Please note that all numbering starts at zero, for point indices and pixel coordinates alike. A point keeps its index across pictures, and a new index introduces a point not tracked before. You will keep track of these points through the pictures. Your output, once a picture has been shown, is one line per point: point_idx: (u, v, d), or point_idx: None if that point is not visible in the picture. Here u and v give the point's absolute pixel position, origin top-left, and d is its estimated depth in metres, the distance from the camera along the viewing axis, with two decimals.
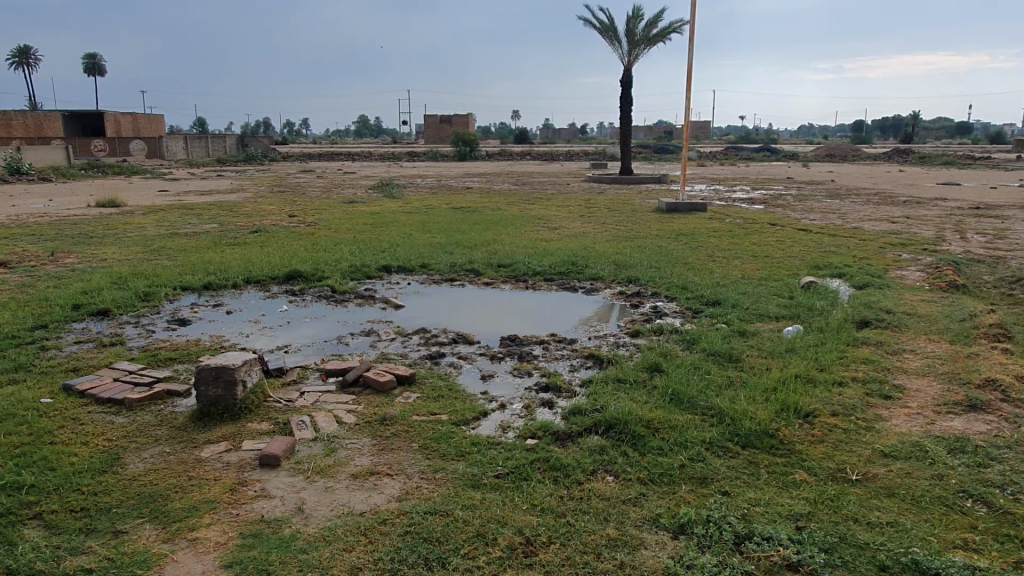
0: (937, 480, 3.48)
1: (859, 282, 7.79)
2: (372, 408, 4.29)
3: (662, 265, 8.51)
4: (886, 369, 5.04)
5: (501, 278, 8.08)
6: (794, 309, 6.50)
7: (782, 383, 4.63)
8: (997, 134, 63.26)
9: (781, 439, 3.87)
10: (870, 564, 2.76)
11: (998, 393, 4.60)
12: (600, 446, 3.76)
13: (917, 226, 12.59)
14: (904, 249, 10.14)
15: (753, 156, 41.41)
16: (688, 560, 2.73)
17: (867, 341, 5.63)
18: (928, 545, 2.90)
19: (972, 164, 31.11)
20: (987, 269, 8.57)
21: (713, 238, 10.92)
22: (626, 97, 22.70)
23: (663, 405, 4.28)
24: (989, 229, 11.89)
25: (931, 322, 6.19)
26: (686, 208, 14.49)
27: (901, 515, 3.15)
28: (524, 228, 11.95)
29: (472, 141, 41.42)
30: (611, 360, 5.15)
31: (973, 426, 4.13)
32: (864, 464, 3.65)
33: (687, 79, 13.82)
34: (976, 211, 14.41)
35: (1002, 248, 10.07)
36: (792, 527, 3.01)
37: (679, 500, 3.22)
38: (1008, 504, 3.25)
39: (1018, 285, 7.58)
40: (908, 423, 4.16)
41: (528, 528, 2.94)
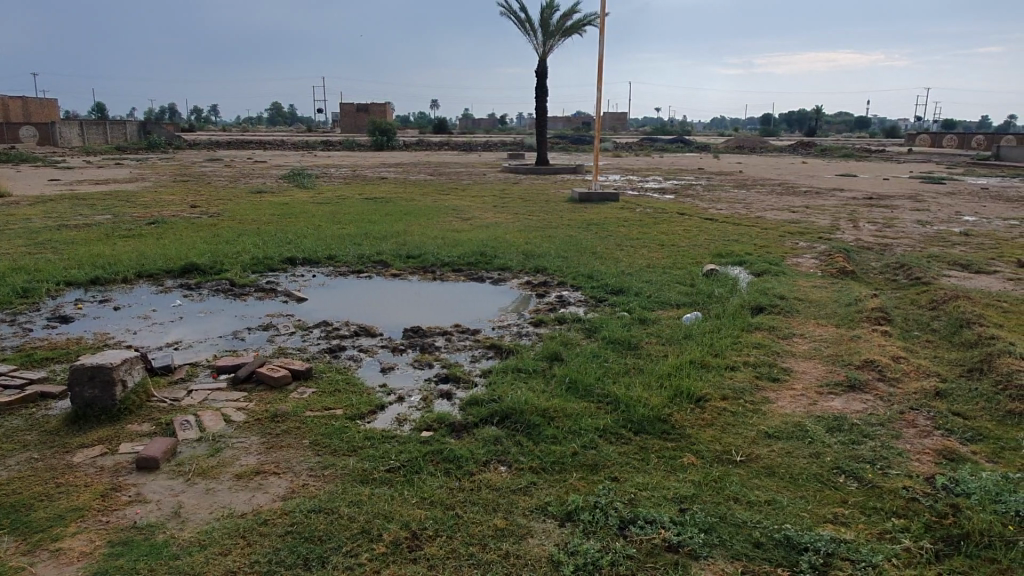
0: (814, 458, 3.64)
1: (758, 270, 8.07)
2: (264, 404, 4.15)
3: (570, 255, 8.59)
4: (776, 353, 5.24)
5: (409, 269, 7.99)
6: (693, 296, 6.68)
7: (677, 369, 4.75)
8: (892, 129, 66.80)
9: (673, 424, 3.96)
10: (746, 542, 2.86)
11: (875, 373, 4.86)
12: (495, 436, 3.75)
13: (815, 215, 13.17)
14: (802, 237, 10.58)
15: (666, 147, 42.36)
16: (571, 547, 2.76)
17: (760, 327, 5.84)
18: (801, 521, 3.03)
19: (868, 157, 32.79)
20: (874, 256, 9.05)
21: (623, 227, 11.11)
22: (541, 88, 22.83)
23: (560, 393, 4.32)
24: (879, 218, 12.57)
25: (820, 307, 6.48)
26: (599, 198, 14.70)
27: (779, 493, 3.27)
28: (436, 219, 11.83)
29: (389, 130, 40.39)
30: (513, 350, 5.16)
31: (851, 405, 4.34)
32: (748, 445, 3.77)
33: (599, 70, 14.02)
34: (869, 201, 15.19)
35: (889, 236, 10.65)
36: (675, 509, 3.08)
37: (569, 488, 3.25)
38: (877, 478, 3.43)
39: (901, 271, 8.04)
40: (792, 404, 4.34)
41: (415, 522, 2.90)
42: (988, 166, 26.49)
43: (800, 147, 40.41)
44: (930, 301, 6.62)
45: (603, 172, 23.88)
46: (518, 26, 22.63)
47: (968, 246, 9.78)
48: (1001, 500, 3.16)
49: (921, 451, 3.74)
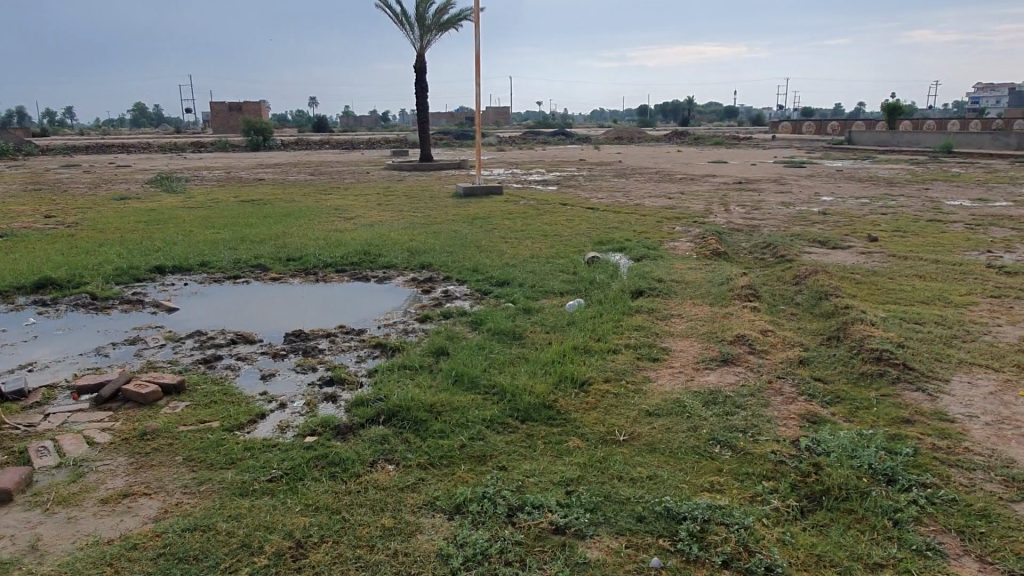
0: (691, 431, 3.80)
1: (637, 255, 8.33)
2: (131, 423, 3.90)
3: (455, 250, 8.58)
4: (655, 334, 5.44)
5: (289, 272, 7.72)
6: (576, 284, 6.83)
7: (562, 356, 4.84)
8: (757, 118, 70.91)
9: (558, 410, 4.03)
10: (629, 517, 2.95)
11: (745, 347, 5.13)
12: (382, 435, 3.70)
13: (689, 200, 13.76)
14: (678, 222, 11.02)
15: (548, 140, 43.06)
16: (460, 539, 2.77)
17: (640, 309, 6.04)
18: (680, 492, 3.16)
19: (736, 145, 34.56)
20: (743, 236, 9.57)
21: (507, 220, 11.21)
22: (421, 83, 22.61)
23: (447, 387, 4.30)
24: (747, 201, 13.28)
25: (694, 288, 6.78)
26: (483, 191, 14.77)
27: (660, 468, 3.40)
28: (317, 219, 11.49)
29: (265, 130, 38.92)
30: (399, 347, 5.10)
31: (724, 379, 4.57)
32: (631, 424, 3.89)
33: (475, 65, 14.07)
34: (738, 185, 16.04)
35: (756, 218, 11.28)
36: (562, 492, 3.14)
37: (457, 481, 3.25)
38: (748, 445, 3.63)
39: (767, 250, 8.54)
40: (671, 382, 4.52)
41: (299, 530, 2.82)
42: (841, 150, 28.54)
43: (675, 136, 42.05)
44: (793, 277, 7.07)
45: (488, 166, 23.95)
46: (394, 21, 22.33)
47: (826, 224, 10.51)
48: (856, 456, 3.43)
49: (788, 417, 3.99)
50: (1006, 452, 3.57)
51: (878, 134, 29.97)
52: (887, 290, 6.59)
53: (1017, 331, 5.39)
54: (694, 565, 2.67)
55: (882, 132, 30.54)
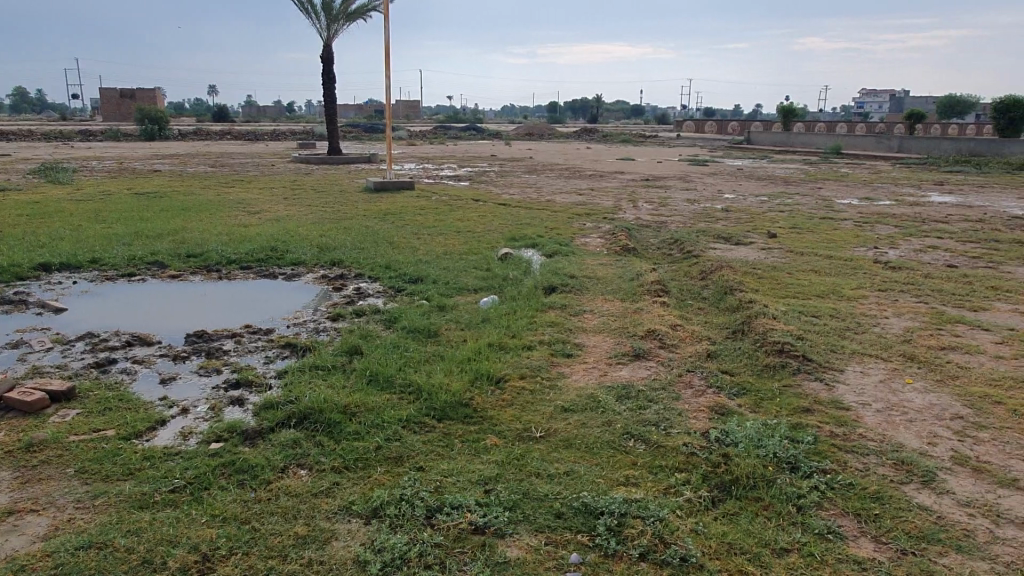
0: (606, 426, 3.86)
1: (549, 251, 8.39)
2: (15, 434, 3.60)
3: (366, 246, 8.40)
4: (569, 329, 5.49)
5: (189, 269, 7.36)
6: (490, 280, 6.81)
7: (477, 353, 4.81)
8: (662, 117, 73.06)
9: (475, 407, 4.00)
10: (548, 514, 2.97)
11: (656, 341, 5.25)
12: (294, 439, 3.57)
13: (599, 197, 14.01)
14: (589, 218, 11.18)
15: (459, 134, 42.91)
16: (378, 544, 2.70)
17: (553, 305, 6.09)
18: (597, 487, 3.20)
19: (642, 142, 35.47)
20: (651, 233, 9.81)
21: (419, 216, 11.08)
22: (328, 74, 22.04)
23: (361, 387, 4.20)
24: (654, 198, 13.64)
25: (606, 283, 6.89)
26: (394, 186, 14.55)
27: (576, 463, 3.44)
28: (219, 213, 11.01)
29: (160, 119, 37.00)
30: (309, 347, 4.94)
31: (637, 373, 4.66)
32: (547, 420, 3.91)
33: (385, 57, 13.82)
34: (646, 182, 16.44)
35: (663, 215, 11.59)
36: (480, 491, 3.11)
37: (373, 484, 3.17)
38: (661, 438, 3.71)
39: (674, 246, 8.79)
40: (585, 377, 4.57)
41: (205, 543, 2.68)
42: (740, 149, 29.79)
43: (584, 133, 42.74)
44: (699, 272, 7.30)
45: (398, 160, 23.62)
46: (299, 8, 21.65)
47: (728, 221, 10.92)
48: (761, 445, 3.57)
49: (697, 409, 4.11)
50: (895, 437, 3.81)
51: (774, 135, 31.45)
52: (785, 285, 6.91)
53: (902, 323, 5.76)
54: (612, 559, 2.71)
55: (778, 133, 32.06)
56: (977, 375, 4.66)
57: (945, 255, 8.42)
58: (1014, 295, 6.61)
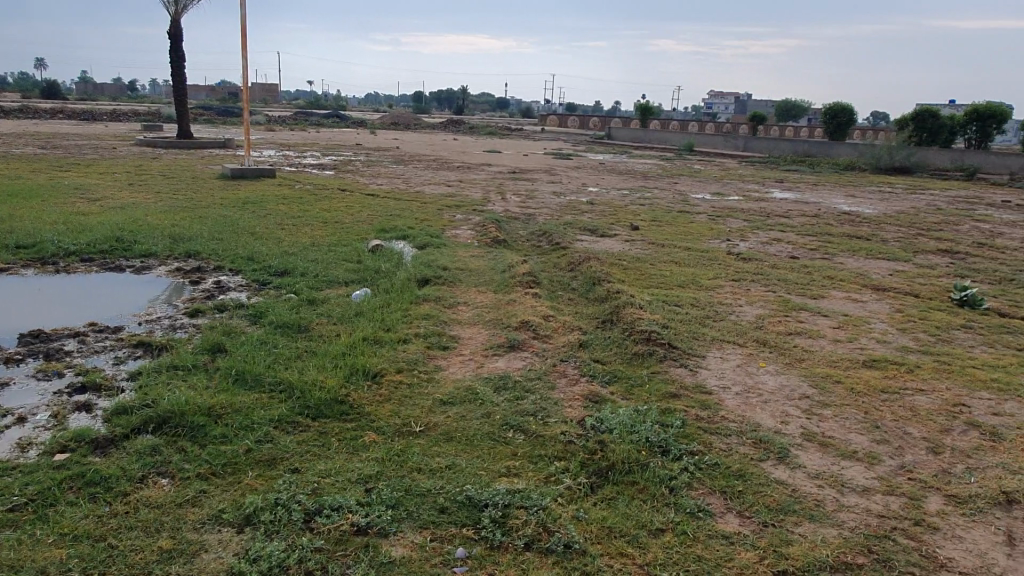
0: (486, 417, 3.87)
1: (420, 242, 8.29)
2: None
3: (225, 236, 7.93)
4: (444, 322, 5.44)
5: (20, 261, 6.63)
6: (360, 273, 6.63)
7: (351, 348, 4.67)
8: (526, 110, 74.33)
9: (351, 404, 3.88)
10: (432, 510, 2.93)
11: (530, 332, 5.31)
12: (153, 445, 3.30)
13: (468, 188, 14.02)
14: (458, 209, 11.16)
15: (321, 121, 41.53)
16: (253, 553, 2.56)
17: (427, 297, 6.01)
18: (479, 480, 3.19)
19: (508, 135, 35.92)
20: (520, 225, 9.94)
21: (282, 205, 10.61)
22: (177, 52, 20.59)
23: (226, 388, 3.96)
24: (521, 190, 13.83)
25: (479, 275, 6.88)
26: (254, 173, 13.85)
27: (458, 456, 3.42)
28: (53, 200, 10.01)
29: None
30: (166, 346, 4.59)
31: (513, 364, 4.70)
32: (426, 415, 3.86)
33: (241, 37, 13.07)
34: (513, 175, 16.66)
35: (531, 207, 11.78)
36: (361, 491, 3.02)
37: (244, 490, 3.00)
38: (540, 428, 3.77)
39: (543, 238, 8.95)
40: (462, 369, 4.55)
41: (53, 567, 2.43)
42: (600, 144, 30.85)
43: (450, 124, 42.66)
44: (568, 264, 7.47)
45: (256, 146, 22.50)
46: None
47: (593, 214, 11.28)
48: (634, 431, 3.71)
49: (573, 398, 4.21)
50: (752, 417, 4.09)
51: (632, 132, 32.83)
52: (649, 276, 7.22)
53: (754, 311, 6.18)
54: (498, 551, 2.72)
55: (636, 130, 33.49)
56: (819, 357, 5.10)
57: (787, 247, 9.13)
58: (846, 284, 7.28)
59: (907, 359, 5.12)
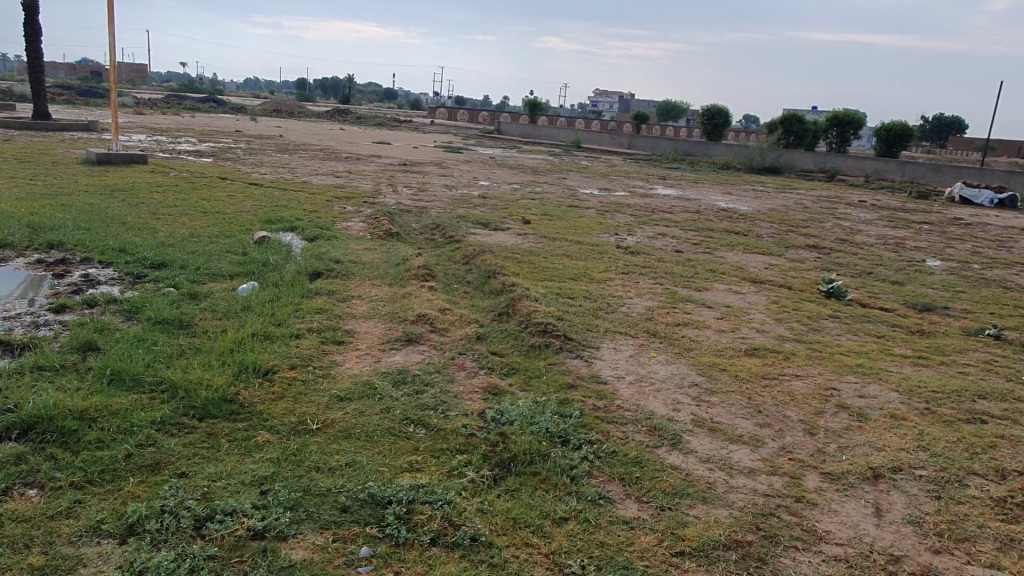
0: (385, 413, 3.78)
1: (309, 234, 8.01)
2: None
3: (93, 226, 7.35)
4: (337, 316, 5.28)
5: None
6: (245, 266, 6.32)
7: (239, 345, 4.44)
8: (414, 101, 73.57)
9: (241, 403, 3.69)
10: (333, 509, 2.84)
11: (428, 325, 5.24)
12: (16, 454, 3.01)
13: (357, 179, 13.68)
14: (348, 201, 10.86)
15: (197, 106, 39.34)
16: (139, 565, 2.39)
17: (319, 291, 5.81)
18: (381, 476, 3.12)
19: (396, 127, 35.41)
20: (413, 217, 9.81)
21: (156, 193, 9.95)
22: (31, 25, 18.87)
23: (100, 389, 3.66)
24: (413, 183, 13.65)
25: (372, 268, 6.72)
26: (123, 159, 12.93)
27: (357, 453, 3.32)
28: None
29: None
30: (27, 345, 4.20)
31: (411, 357, 4.63)
32: (322, 411, 3.73)
33: (107, 12, 12.13)
34: (403, 167, 16.42)
35: (424, 199, 11.65)
36: (255, 493, 2.88)
37: (125, 498, 2.79)
38: (441, 422, 3.73)
39: (436, 231, 8.87)
40: (358, 364, 4.43)
41: None
42: (490, 139, 30.98)
43: (336, 113, 41.51)
44: (463, 257, 7.44)
45: (124, 130, 21.01)
46: None
47: (486, 207, 11.29)
48: (534, 422, 3.75)
49: (472, 391, 4.20)
50: (646, 405, 4.23)
51: (520, 127, 33.17)
52: (543, 269, 7.32)
53: (644, 303, 6.39)
54: (403, 548, 2.67)
55: (525, 125, 33.86)
56: (705, 346, 5.34)
57: (672, 242, 9.50)
58: (727, 276, 7.67)
59: (784, 347, 5.45)
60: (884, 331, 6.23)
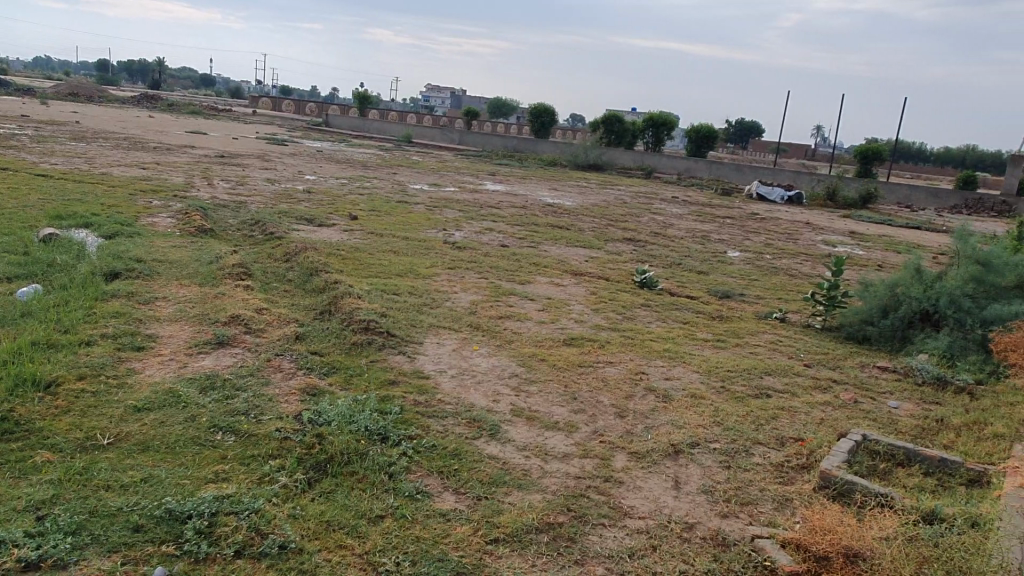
0: (190, 421, 3.54)
1: (107, 231, 7.30)
2: None
3: None
4: (138, 320, 4.86)
5: None
6: (27, 267, 5.65)
7: (15, 356, 3.96)
8: (235, 90, 69.51)
9: (16, 422, 3.30)
10: (124, 530, 2.61)
11: (241, 326, 4.97)
12: None
13: (167, 172, 12.69)
14: (154, 195, 10.04)
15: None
16: None
17: (116, 293, 5.32)
18: (182, 489, 2.92)
19: (214, 116, 33.22)
20: (229, 213, 9.25)
21: None
22: None
23: None
24: (230, 176, 12.89)
25: (181, 267, 6.26)
26: None
27: (156, 467, 3.09)
28: None
29: None
30: None
31: (221, 361, 4.36)
32: (116, 425, 3.42)
33: None
34: (220, 159, 15.45)
35: (241, 194, 11.03)
36: (30, 520, 2.59)
37: None
38: (252, 427, 3.54)
39: (255, 228, 8.43)
40: (160, 371, 4.12)
41: None
42: (317, 131, 29.95)
43: (144, 99, 38.24)
44: (283, 254, 7.13)
45: None
46: None
47: (310, 202, 10.90)
48: (352, 421, 3.67)
49: (288, 393, 4.03)
50: (466, 398, 4.29)
51: (350, 119, 32.35)
52: (367, 265, 7.19)
53: (469, 297, 6.47)
54: (204, 564, 2.52)
55: (354, 118, 33.08)
56: (526, 338, 5.50)
57: (499, 237, 9.69)
58: (549, 270, 7.95)
59: (599, 336, 5.74)
60: (688, 317, 6.75)
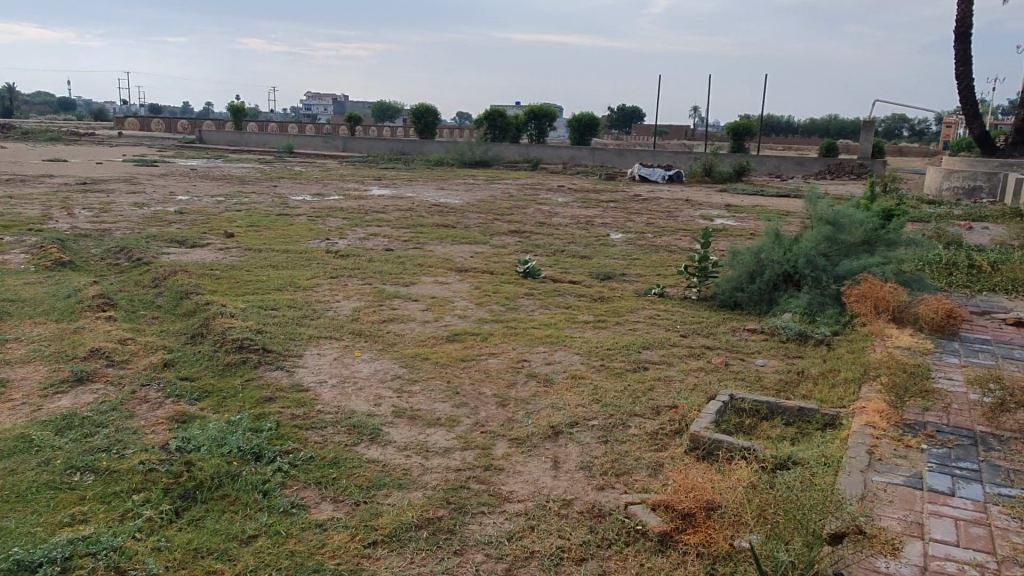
0: (44, 465, 3.34)
1: None
2: None
3: None
4: None
5: None
6: None
7: None
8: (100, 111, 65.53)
9: None
10: None
11: (103, 360, 4.73)
12: None
13: (20, 205, 11.84)
14: (6, 231, 9.36)
15: None
16: None
17: None
18: (34, 538, 2.77)
19: (76, 141, 31.20)
20: (91, 242, 8.74)
21: None
22: None
23: None
24: (93, 204, 12.17)
25: (35, 304, 5.88)
26: None
27: (5, 519, 2.90)
28: None
29: None
30: None
31: (81, 399, 4.14)
32: None
33: None
34: (82, 186, 14.56)
35: (105, 221, 10.44)
36: None
37: None
38: (114, 463, 3.39)
39: (120, 255, 8.00)
40: (12, 417, 3.86)
41: None
42: (191, 149, 28.72)
43: None
44: (152, 279, 6.83)
45: None
46: None
47: (182, 223, 10.45)
48: (223, 443, 3.56)
49: (154, 423, 3.87)
50: (347, 405, 4.25)
51: (226, 134, 31.18)
52: (243, 283, 6.97)
53: (351, 304, 6.41)
54: None
55: (230, 132, 31.88)
56: (409, 339, 5.50)
57: (383, 241, 9.62)
58: (434, 269, 7.96)
59: (482, 330, 5.80)
60: (570, 302, 6.92)
